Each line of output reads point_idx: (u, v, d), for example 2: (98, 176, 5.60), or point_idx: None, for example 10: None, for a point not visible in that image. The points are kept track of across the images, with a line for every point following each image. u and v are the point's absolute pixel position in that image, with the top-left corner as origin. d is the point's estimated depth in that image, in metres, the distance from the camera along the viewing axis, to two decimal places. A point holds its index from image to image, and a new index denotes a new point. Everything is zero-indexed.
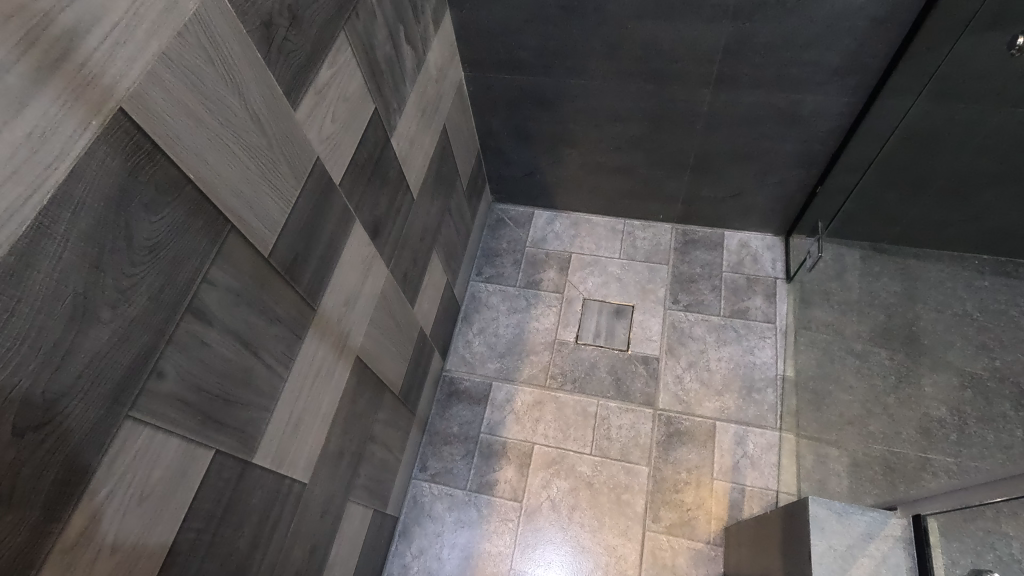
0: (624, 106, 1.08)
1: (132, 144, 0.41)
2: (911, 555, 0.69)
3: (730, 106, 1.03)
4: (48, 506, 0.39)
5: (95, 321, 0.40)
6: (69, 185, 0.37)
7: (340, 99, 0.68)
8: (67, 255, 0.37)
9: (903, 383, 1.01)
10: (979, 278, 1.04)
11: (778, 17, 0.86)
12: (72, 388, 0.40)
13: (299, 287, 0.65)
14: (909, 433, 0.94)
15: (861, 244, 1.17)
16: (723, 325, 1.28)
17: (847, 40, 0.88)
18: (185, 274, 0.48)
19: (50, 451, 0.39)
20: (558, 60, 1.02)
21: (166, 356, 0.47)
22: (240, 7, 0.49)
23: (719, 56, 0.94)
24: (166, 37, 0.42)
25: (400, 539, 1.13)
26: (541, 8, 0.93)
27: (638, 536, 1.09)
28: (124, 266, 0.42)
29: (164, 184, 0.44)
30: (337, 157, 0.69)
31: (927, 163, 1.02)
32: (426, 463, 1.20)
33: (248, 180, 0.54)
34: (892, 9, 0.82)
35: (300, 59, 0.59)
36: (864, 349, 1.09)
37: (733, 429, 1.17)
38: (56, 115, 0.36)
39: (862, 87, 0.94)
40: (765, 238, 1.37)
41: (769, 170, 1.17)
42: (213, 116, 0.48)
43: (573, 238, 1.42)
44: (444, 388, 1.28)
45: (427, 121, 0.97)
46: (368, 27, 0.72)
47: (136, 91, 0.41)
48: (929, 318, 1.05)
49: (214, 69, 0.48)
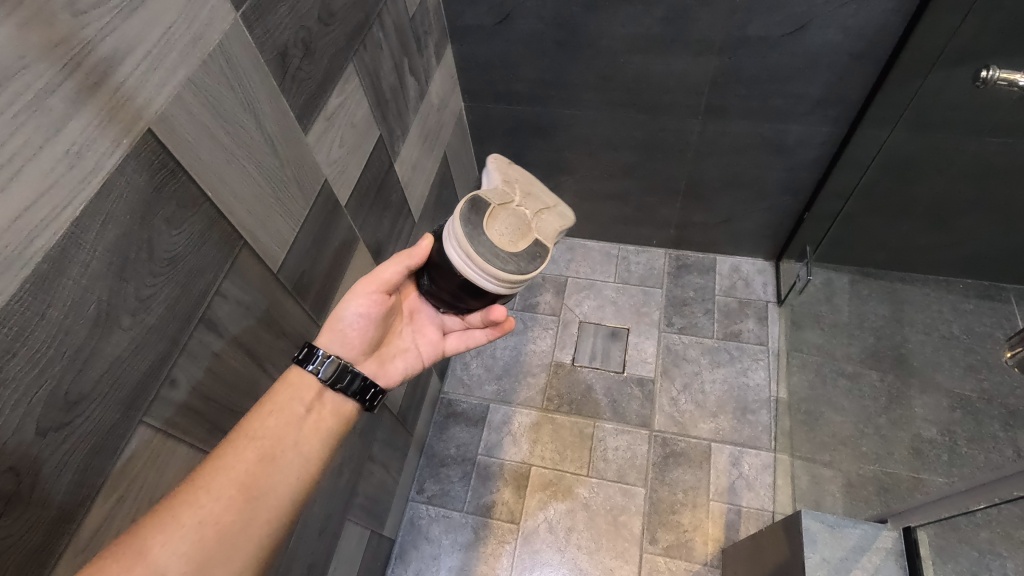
0: (617, 136, 1.13)
1: (157, 162, 0.44)
2: (904, 567, 0.70)
3: (718, 136, 1.08)
4: (63, 506, 0.40)
5: (116, 328, 0.42)
6: (99, 199, 0.40)
7: (346, 125, 0.71)
8: (94, 264, 0.40)
9: (894, 404, 1.12)
10: (964, 302, 1.16)
11: (761, 53, 0.92)
12: (92, 392, 0.41)
13: (304, 304, 0.67)
14: (901, 453, 1.05)
15: (849, 269, 1.24)
16: (717, 349, 1.30)
17: (827, 74, 0.93)
18: (199, 285, 0.50)
19: (68, 452, 0.40)
20: (554, 91, 1.07)
21: (178, 364, 0.49)
22: (259, 38, 0.53)
23: (707, 88, 0.99)
24: (193, 66, 0.46)
25: (396, 561, 1.13)
26: (538, 43, 0.98)
27: (635, 557, 1.09)
28: (144, 277, 0.44)
29: (185, 200, 0.47)
30: (343, 180, 0.73)
31: (908, 190, 1.08)
32: (423, 485, 1.20)
33: (261, 200, 0.57)
34: (868, 45, 0.87)
35: (311, 87, 0.62)
36: (855, 372, 1.18)
37: (728, 450, 1.18)
38: (92, 133, 0.39)
39: (842, 118, 0.99)
40: (756, 262, 1.40)
41: (758, 197, 1.21)
42: (230, 137, 0.51)
43: (568, 263, 1.45)
44: (441, 410, 1.29)
45: (428, 147, 1.01)
46: (374, 58, 0.76)
47: (163, 114, 0.44)
48: (917, 341, 1.17)
49: (234, 95, 0.51)
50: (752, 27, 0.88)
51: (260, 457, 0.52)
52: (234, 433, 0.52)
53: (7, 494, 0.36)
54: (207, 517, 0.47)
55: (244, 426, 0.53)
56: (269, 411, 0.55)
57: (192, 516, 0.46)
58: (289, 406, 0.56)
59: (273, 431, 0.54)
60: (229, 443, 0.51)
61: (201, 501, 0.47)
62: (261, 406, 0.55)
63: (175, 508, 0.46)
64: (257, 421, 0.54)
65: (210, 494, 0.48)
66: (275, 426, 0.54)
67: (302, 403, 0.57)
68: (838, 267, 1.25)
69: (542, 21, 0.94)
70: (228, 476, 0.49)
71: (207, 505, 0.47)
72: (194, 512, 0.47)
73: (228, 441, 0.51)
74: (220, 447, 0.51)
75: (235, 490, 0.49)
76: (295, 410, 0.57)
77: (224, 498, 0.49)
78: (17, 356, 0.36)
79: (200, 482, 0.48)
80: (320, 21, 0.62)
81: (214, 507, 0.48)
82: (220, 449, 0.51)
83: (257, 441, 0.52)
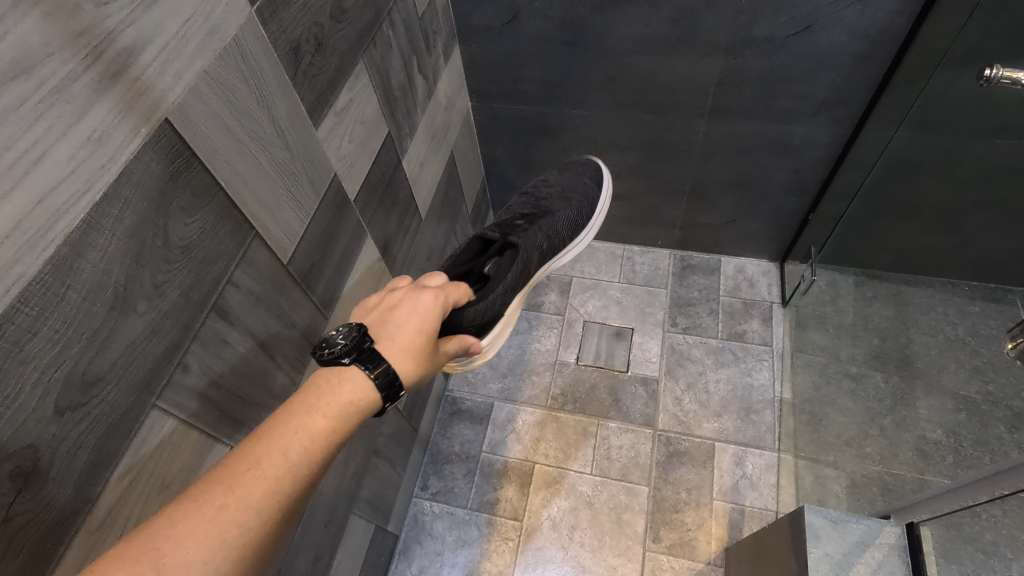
0: (623, 135, 1.14)
1: (174, 152, 0.45)
2: (906, 563, 0.71)
3: (724, 136, 1.08)
4: (78, 485, 0.41)
5: (132, 311, 0.43)
6: (118, 185, 0.41)
7: (356, 121, 0.73)
8: (112, 248, 0.41)
9: (899, 406, 1.12)
10: (969, 303, 1.16)
11: (767, 53, 0.92)
12: (108, 374, 0.42)
13: (313, 296, 0.68)
14: (905, 455, 1.04)
15: (853, 270, 1.25)
16: (721, 349, 1.30)
17: (832, 75, 0.93)
18: (212, 273, 0.51)
19: (84, 431, 0.41)
20: (561, 92, 1.08)
21: (191, 350, 0.50)
22: (273, 33, 0.54)
23: (713, 88, 1.00)
24: (209, 58, 0.47)
25: (400, 557, 1.14)
26: (546, 43, 0.99)
27: (639, 556, 1.09)
28: (160, 263, 0.45)
29: (199, 190, 0.48)
30: (352, 175, 0.74)
31: (913, 191, 1.08)
32: (427, 482, 1.21)
33: (273, 192, 0.58)
34: (873, 46, 0.87)
35: (322, 83, 0.63)
36: (859, 372, 1.19)
37: (732, 450, 1.18)
38: (113, 122, 0.40)
39: (848, 119, 0.99)
40: (761, 263, 1.41)
41: (763, 198, 1.21)
42: (244, 129, 0.53)
43: (573, 263, 1.46)
44: (446, 407, 1.30)
45: (436, 146, 1.02)
46: (384, 56, 0.77)
47: (179, 104, 0.45)
48: (922, 343, 1.17)
49: (248, 88, 0.52)
50: (757, 27, 0.89)
51: (314, 471, 0.45)
52: (292, 443, 0.44)
53: (26, 470, 0.37)
54: (252, 541, 0.40)
55: (303, 437, 0.45)
56: (330, 420, 0.47)
57: (234, 542, 0.39)
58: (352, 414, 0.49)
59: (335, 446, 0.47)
60: (287, 456, 0.43)
61: (251, 522, 0.40)
62: (328, 412, 0.47)
63: (221, 528, 0.39)
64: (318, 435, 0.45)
65: (259, 519, 0.41)
66: (333, 444, 0.47)
67: (359, 420, 0.50)
68: (842, 270, 1.26)
69: (549, 21, 0.95)
70: (278, 493, 0.42)
71: (255, 527, 0.41)
72: (240, 535, 0.40)
73: (285, 454, 0.43)
74: (275, 459, 0.43)
75: (283, 510, 0.42)
76: (352, 425, 0.49)
77: (273, 520, 0.42)
78: (37, 335, 0.37)
79: (251, 497, 0.41)
80: (332, 18, 0.63)
81: (261, 529, 0.41)
82: (277, 460, 0.43)
83: (314, 460, 0.45)
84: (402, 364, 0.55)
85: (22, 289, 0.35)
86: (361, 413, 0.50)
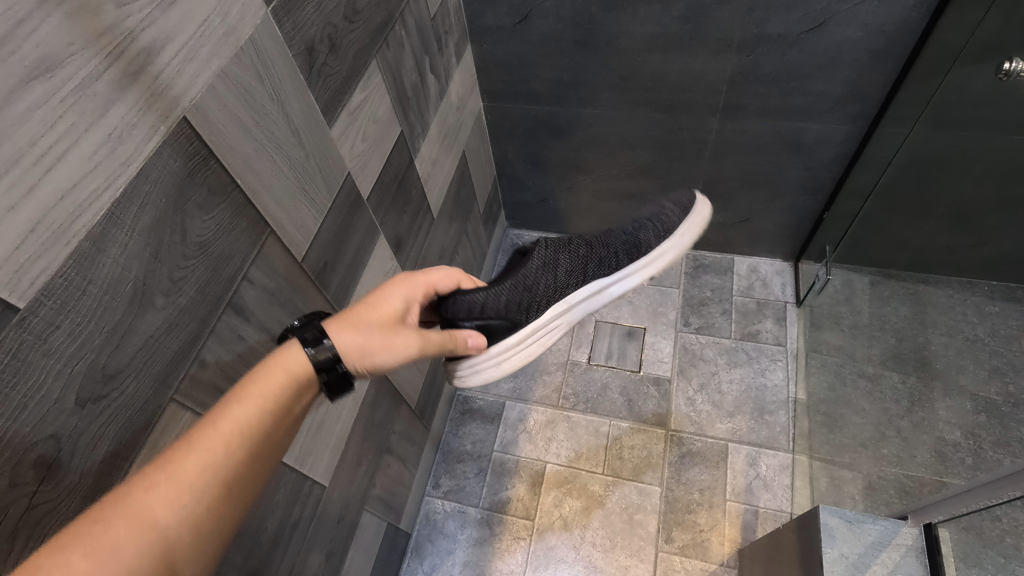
0: (635, 134, 1.13)
1: (192, 150, 0.46)
2: (924, 563, 0.70)
3: (737, 134, 1.08)
4: (98, 476, 0.42)
5: (151, 307, 0.44)
6: (137, 181, 0.41)
7: (369, 121, 0.73)
8: (131, 244, 0.42)
9: (917, 407, 1.10)
10: (989, 303, 1.17)
11: (780, 50, 0.92)
12: (128, 367, 0.43)
13: (327, 293, 0.69)
14: (923, 458, 1.01)
15: (869, 270, 1.24)
16: (734, 349, 1.29)
17: (847, 72, 0.92)
18: (228, 270, 0.52)
19: (104, 425, 0.42)
20: (572, 91, 1.08)
21: (207, 345, 0.51)
22: (289, 33, 0.55)
23: (725, 86, 0.99)
24: (225, 57, 0.48)
25: (411, 555, 1.14)
26: (557, 43, 1.00)
27: (651, 556, 1.08)
28: (177, 259, 0.46)
29: (215, 187, 0.49)
30: (365, 174, 0.74)
31: (930, 189, 1.07)
32: (439, 480, 1.21)
33: (286, 189, 0.58)
34: (889, 41, 0.87)
35: (335, 82, 0.64)
36: (875, 372, 1.16)
37: (745, 451, 1.17)
38: (133, 119, 0.41)
39: (863, 115, 0.98)
40: (774, 262, 1.39)
41: (776, 197, 1.20)
42: (258, 126, 0.53)
43: None
44: (457, 406, 1.30)
45: (448, 145, 1.03)
46: (397, 56, 0.78)
47: (197, 103, 0.46)
48: (940, 343, 1.16)
49: (263, 86, 0.53)
50: (769, 24, 0.89)
51: (253, 443, 0.41)
52: (228, 418, 0.41)
53: (48, 460, 0.38)
54: (187, 516, 0.37)
55: (240, 411, 0.41)
56: (268, 390, 0.44)
57: (167, 517, 0.36)
58: (295, 383, 0.45)
59: (277, 414, 0.43)
60: (221, 430, 0.40)
61: (183, 497, 0.37)
62: (267, 381, 0.44)
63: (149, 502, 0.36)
64: (258, 410, 0.42)
65: (193, 496, 0.38)
66: (273, 418, 0.43)
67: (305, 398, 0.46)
68: (857, 269, 1.25)
69: (560, 20, 0.96)
70: (212, 466, 0.39)
71: (189, 501, 0.37)
72: (173, 511, 0.37)
73: (237, 436, 0.40)
74: (207, 433, 0.40)
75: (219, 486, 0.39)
76: (295, 399, 0.45)
77: (210, 493, 0.38)
78: (59, 328, 0.38)
79: (181, 470, 0.38)
80: (345, 19, 0.64)
81: (196, 504, 0.38)
82: (209, 435, 0.40)
83: (252, 430, 0.41)
84: (343, 334, 0.49)
85: (45, 284, 0.36)
86: (304, 384, 0.46)
